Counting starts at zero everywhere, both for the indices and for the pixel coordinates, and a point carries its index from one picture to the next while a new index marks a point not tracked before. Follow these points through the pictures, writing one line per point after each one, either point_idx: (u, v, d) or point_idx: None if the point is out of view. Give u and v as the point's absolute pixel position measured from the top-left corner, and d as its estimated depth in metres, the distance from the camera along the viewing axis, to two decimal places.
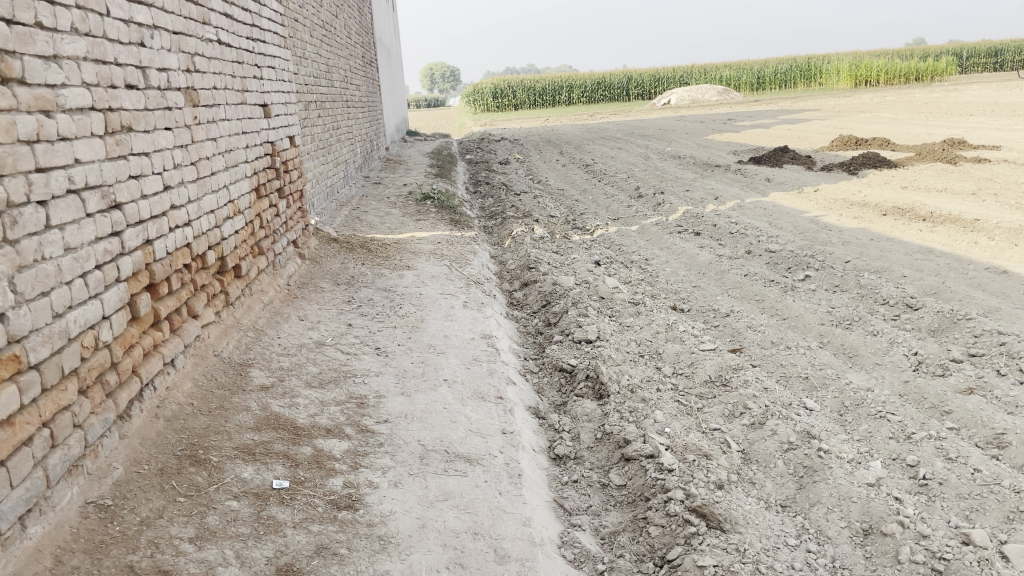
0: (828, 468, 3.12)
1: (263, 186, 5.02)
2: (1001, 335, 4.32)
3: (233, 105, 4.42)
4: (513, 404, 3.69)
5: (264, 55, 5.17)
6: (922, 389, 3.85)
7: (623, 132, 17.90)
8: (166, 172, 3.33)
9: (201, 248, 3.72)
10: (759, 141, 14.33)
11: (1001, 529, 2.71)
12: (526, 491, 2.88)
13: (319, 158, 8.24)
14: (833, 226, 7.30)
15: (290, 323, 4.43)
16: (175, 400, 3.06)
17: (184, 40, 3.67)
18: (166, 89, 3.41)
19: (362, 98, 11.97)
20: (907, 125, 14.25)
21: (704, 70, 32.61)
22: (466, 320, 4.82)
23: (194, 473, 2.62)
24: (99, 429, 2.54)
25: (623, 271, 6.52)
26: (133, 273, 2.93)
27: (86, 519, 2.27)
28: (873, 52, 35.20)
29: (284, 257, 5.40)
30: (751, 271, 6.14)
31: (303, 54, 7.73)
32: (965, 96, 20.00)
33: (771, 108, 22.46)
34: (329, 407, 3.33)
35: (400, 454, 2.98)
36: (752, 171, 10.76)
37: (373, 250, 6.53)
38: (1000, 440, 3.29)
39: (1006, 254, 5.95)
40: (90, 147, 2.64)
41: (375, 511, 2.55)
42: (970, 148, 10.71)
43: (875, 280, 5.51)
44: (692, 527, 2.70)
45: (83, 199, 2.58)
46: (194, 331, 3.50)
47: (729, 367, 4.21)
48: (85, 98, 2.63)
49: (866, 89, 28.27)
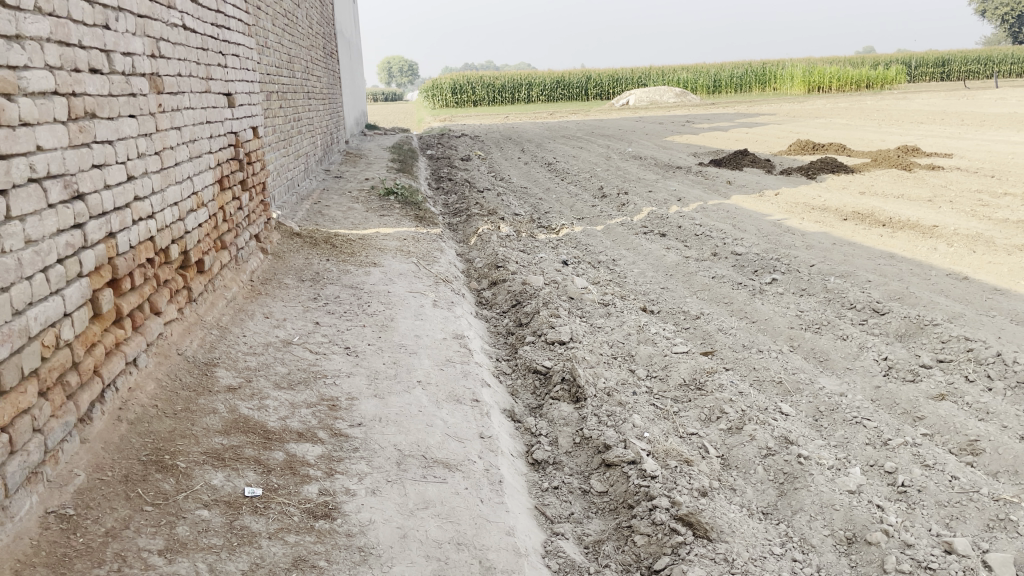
0: (809, 475, 3.10)
1: (226, 177, 4.85)
2: (969, 342, 4.36)
3: (197, 93, 4.25)
4: (489, 407, 3.61)
5: (228, 42, 5.00)
6: (894, 393, 3.87)
7: (584, 132, 17.90)
8: (130, 161, 3.18)
9: (164, 242, 3.57)
10: (718, 144, 14.41)
11: (983, 537, 2.72)
12: (508, 498, 2.81)
13: (280, 150, 8.05)
14: (795, 230, 7.36)
15: (255, 321, 4.27)
16: (138, 402, 2.91)
17: (149, 24, 3.52)
18: (131, 74, 3.25)
19: (323, 90, 11.76)
20: (863, 131, 14.46)
21: (662, 71, 32.83)
22: (436, 319, 4.72)
23: (161, 479, 2.48)
24: (59, 433, 2.39)
25: (591, 271, 6.47)
26: (96, 268, 2.77)
27: (47, 531, 2.13)
28: (825, 59, 35.87)
29: (246, 251, 5.22)
30: (718, 274, 6.15)
31: (265, 43, 7.54)
32: (911, 105, 20.39)
33: (727, 112, 22.70)
34: (300, 409, 3.21)
35: (376, 459, 2.88)
36: (714, 173, 10.82)
37: (338, 245, 6.38)
38: (973, 447, 3.32)
39: (965, 260, 6.04)
40: (52, 133, 2.49)
41: (354, 520, 2.45)
42: (924, 156, 10.91)
43: (841, 284, 5.55)
44: (679, 536, 2.67)
45: (45, 188, 2.43)
46: (156, 329, 3.35)
47: (702, 370, 4.18)
48: (47, 81, 2.49)
49: (819, 95, 28.69)
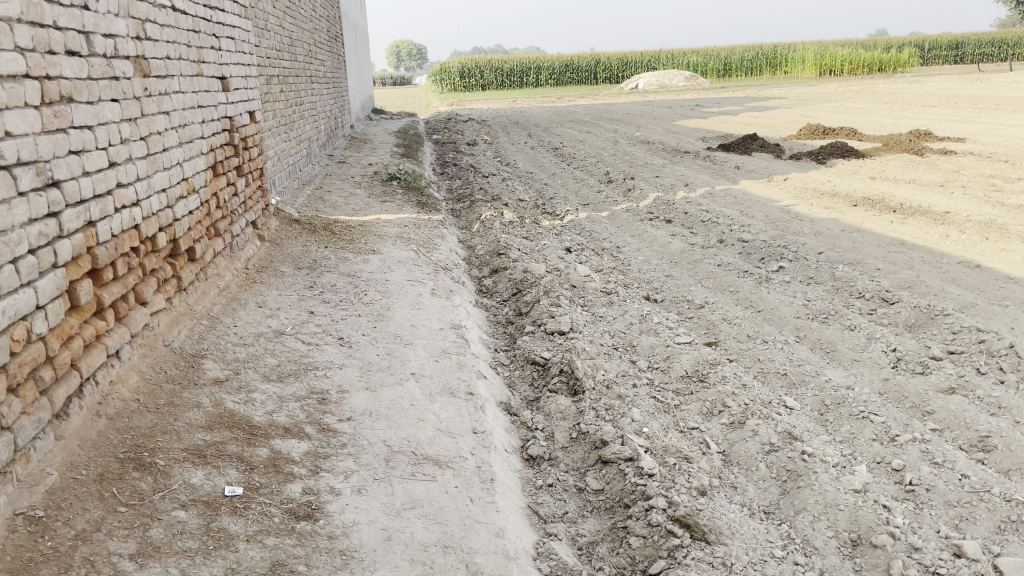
0: (812, 473, 2.99)
1: (220, 163, 4.74)
2: (980, 332, 4.23)
3: (188, 77, 4.14)
4: (485, 400, 3.52)
5: (222, 25, 4.87)
6: (903, 387, 3.75)
7: (592, 116, 17.73)
8: (112, 147, 3.07)
9: (151, 230, 3.47)
10: (727, 128, 14.18)
11: (994, 540, 2.61)
12: (499, 498, 2.71)
13: (280, 135, 7.95)
14: (804, 216, 7.22)
15: (247, 310, 4.18)
16: (119, 397, 2.82)
17: (134, 5, 3.40)
18: (113, 57, 3.14)
19: (327, 74, 11.62)
20: (874, 114, 14.23)
21: (672, 54, 32.56)
22: (434, 309, 4.62)
23: (138, 478, 2.39)
24: (31, 431, 2.30)
25: (595, 258, 6.36)
26: (73, 258, 2.68)
27: (14, 534, 2.04)
28: (837, 42, 35.47)
29: (242, 239, 5.12)
30: (724, 261, 6.02)
31: (265, 26, 7.41)
32: (924, 88, 20.05)
33: (736, 95, 22.44)
34: (288, 403, 3.12)
35: (364, 456, 2.78)
36: (722, 158, 10.64)
37: (337, 232, 6.28)
38: (984, 443, 3.20)
39: (977, 248, 5.89)
40: (23, 118, 2.40)
41: (337, 522, 2.36)
42: (936, 140, 10.71)
43: (849, 272, 5.41)
44: (676, 539, 2.57)
45: (16, 175, 2.34)
46: (142, 320, 3.26)
47: (705, 362, 4.06)
48: (18, 64, 2.39)
49: (831, 79, 28.36)
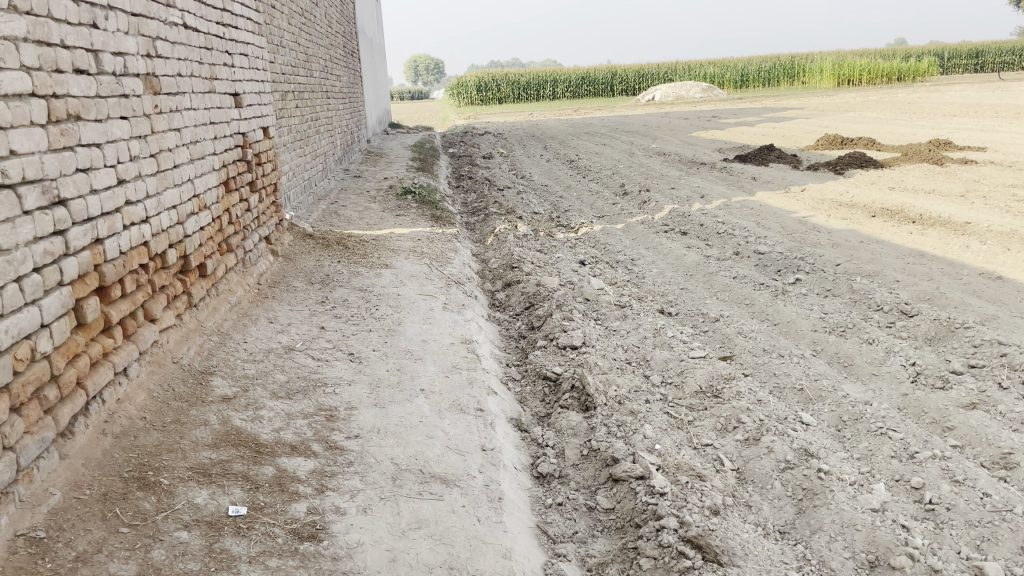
0: (829, 492, 2.92)
1: (232, 179, 4.74)
2: (1001, 346, 4.14)
3: (199, 93, 4.16)
4: (495, 417, 3.48)
5: (235, 42, 4.89)
6: (922, 402, 3.66)
7: (608, 129, 17.70)
8: (120, 165, 3.07)
9: (161, 246, 3.47)
10: (744, 139, 14.10)
11: (1016, 561, 2.53)
12: (507, 517, 2.67)
13: (296, 150, 7.98)
14: (822, 227, 7.13)
15: (258, 326, 4.17)
16: (125, 414, 2.81)
17: (144, 23, 3.42)
18: (122, 74, 3.15)
19: (343, 89, 11.68)
20: (894, 124, 14.08)
21: (688, 66, 32.52)
22: (445, 323, 4.59)
23: (141, 498, 2.37)
24: (34, 450, 2.29)
25: (609, 271, 6.31)
26: (79, 276, 2.67)
27: (14, 555, 2.02)
28: (855, 52, 35.29)
29: (255, 254, 5.12)
30: (740, 273, 5.95)
31: (280, 42, 7.45)
32: (945, 97, 19.81)
33: (754, 106, 22.34)
34: (296, 421, 3.10)
35: (370, 474, 2.75)
36: (738, 169, 10.58)
37: (350, 247, 6.27)
38: (1007, 460, 3.11)
39: (999, 259, 5.78)
40: (28, 137, 2.40)
41: (341, 542, 2.32)
42: (956, 149, 10.57)
43: (867, 284, 5.33)
44: (687, 560, 2.51)
45: (20, 195, 2.34)
46: (150, 337, 3.25)
47: (720, 377, 4.00)
48: (23, 83, 2.39)
49: (850, 89, 28.16)
